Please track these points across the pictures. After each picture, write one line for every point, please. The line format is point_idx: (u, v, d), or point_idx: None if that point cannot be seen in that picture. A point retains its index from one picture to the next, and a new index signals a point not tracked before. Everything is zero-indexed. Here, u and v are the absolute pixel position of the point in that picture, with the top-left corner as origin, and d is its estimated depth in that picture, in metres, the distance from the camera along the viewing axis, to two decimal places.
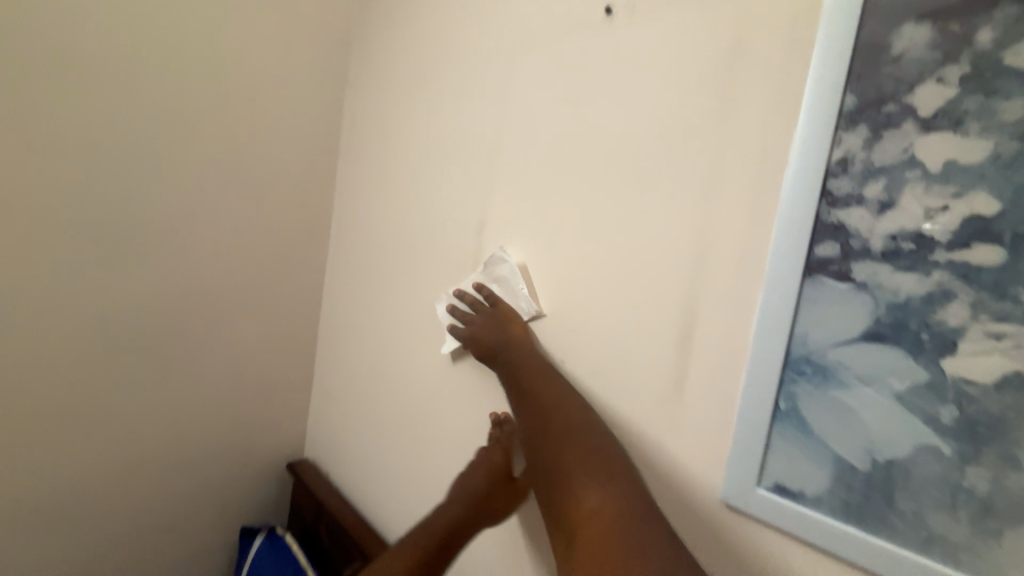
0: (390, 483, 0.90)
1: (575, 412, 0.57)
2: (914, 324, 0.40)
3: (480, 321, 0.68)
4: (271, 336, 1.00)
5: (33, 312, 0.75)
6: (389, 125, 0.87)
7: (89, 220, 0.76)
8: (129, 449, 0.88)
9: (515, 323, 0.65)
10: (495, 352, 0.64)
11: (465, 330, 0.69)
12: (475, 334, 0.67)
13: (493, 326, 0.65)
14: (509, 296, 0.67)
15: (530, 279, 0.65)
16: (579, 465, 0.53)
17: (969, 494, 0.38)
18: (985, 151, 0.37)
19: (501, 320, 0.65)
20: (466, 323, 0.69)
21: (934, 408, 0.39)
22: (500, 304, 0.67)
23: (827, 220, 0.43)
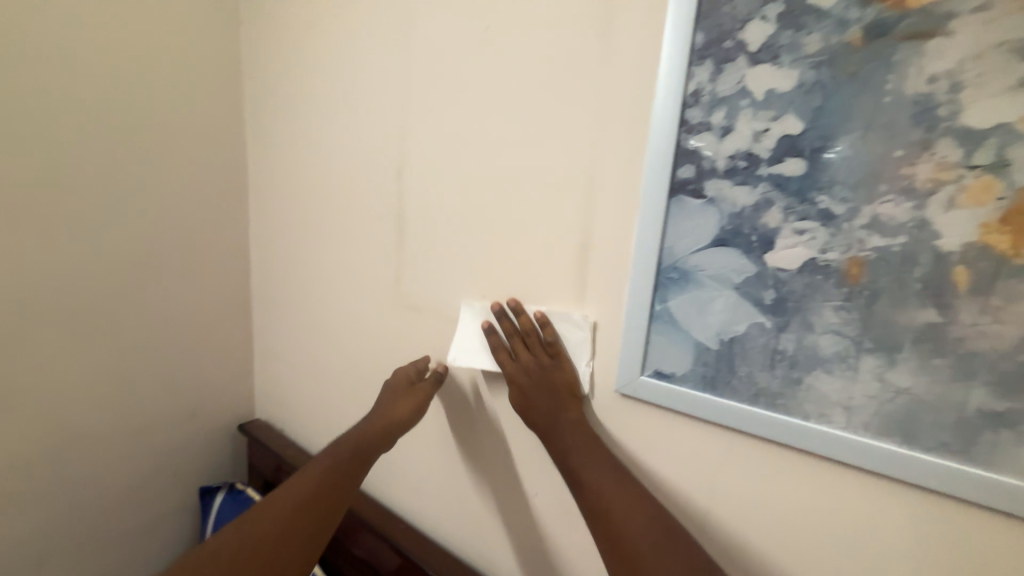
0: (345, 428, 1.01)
1: (597, 455, 0.59)
2: (747, 228, 0.49)
3: (528, 353, 0.64)
4: (205, 306, 1.06)
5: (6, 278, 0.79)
6: (295, 106, 0.92)
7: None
8: (128, 404, 0.99)
9: (570, 367, 0.64)
10: (530, 395, 0.63)
11: (510, 364, 0.65)
12: (516, 379, 0.64)
13: (539, 377, 0.63)
14: (573, 359, 0.64)
15: (593, 360, 0.63)
16: (635, 507, 0.54)
17: (782, 355, 0.49)
18: (793, 80, 0.45)
19: (558, 381, 0.63)
20: (513, 354, 0.66)
21: (760, 293, 0.49)
22: (561, 352, 0.64)
23: (685, 146, 0.51)
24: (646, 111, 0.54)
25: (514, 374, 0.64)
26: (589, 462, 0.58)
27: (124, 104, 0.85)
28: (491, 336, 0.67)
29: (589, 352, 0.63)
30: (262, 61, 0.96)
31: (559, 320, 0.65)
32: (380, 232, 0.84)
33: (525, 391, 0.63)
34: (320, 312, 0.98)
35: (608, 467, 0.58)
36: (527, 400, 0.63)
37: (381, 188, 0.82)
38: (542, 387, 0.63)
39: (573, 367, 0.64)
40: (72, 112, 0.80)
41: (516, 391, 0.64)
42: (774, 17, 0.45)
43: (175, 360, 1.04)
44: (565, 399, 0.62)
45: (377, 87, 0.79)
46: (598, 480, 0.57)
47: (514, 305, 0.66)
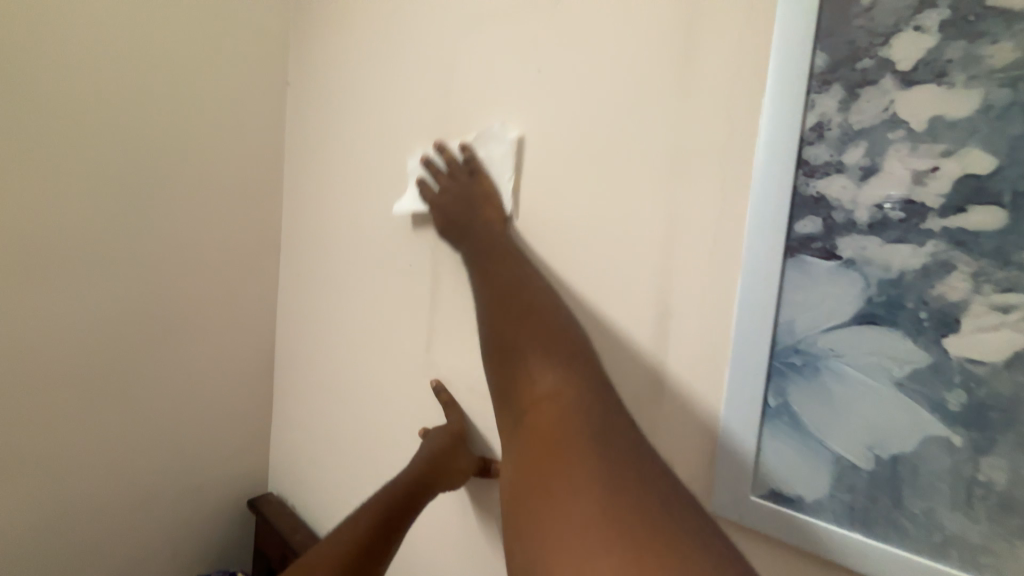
0: None
1: (501, 278, 0.56)
2: (910, 300, 0.35)
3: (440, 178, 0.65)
4: (226, 366, 0.97)
5: (26, 337, 0.75)
6: (334, 154, 0.87)
7: (30, 244, 0.73)
8: (133, 476, 0.90)
9: (490, 185, 0.62)
10: (453, 229, 0.62)
11: (433, 193, 0.66)
12: (437, 203, 0.64)
13: (458, 206, 0.62)
14: (493, 173, 0.62)
15: (514, 171, 0.60)
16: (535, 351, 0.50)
17: (985, 490, 0.33)
18: (973, 103, 0.33)
19: (475, 194, 0.62)
20: (439, 186, 0.65)
21: (939, 394, 0.35)
22: (480, 168, 0.62)
23: (806, 193, 0.39)
24: (748, 151, 0.43)
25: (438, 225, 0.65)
26: (485, 270, 0.58)
27: (157, 158, 0.83)
28: (426, 189, 0.67)
29: (512, 168, 0.60)
30: (302, 116, 0.94)
31: (483, 142, 0.62)
32: (414, 289, 0.74)
33: (451, 224, 0.63)
34: (342, 375, 0.88)
35: (505, 265, 0.57)
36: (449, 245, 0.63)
37: (416, 241, 0.74)
38: (459, 235, 0.62)
39: (495, 186, 0.61)
40: (103, 168, 0.78)
41: (439, 219, 0.64)
42: (935, 28, 0.34)
43: (185, 427, 0.94)
44: (473, 230, 0.61)
45: (417, 136, 0.73)
46: (494, 288, 0.56)
47: (438, 143, 0.65)
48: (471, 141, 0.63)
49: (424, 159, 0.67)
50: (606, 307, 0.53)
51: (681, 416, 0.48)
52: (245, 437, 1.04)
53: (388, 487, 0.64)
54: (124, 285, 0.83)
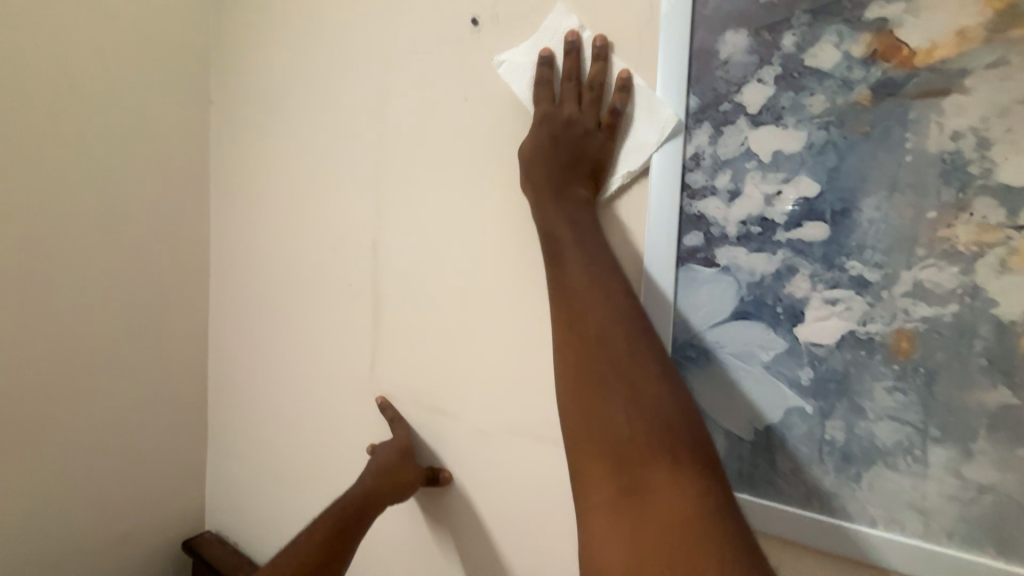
0: None
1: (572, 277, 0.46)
2: (770, 298, 0.43)
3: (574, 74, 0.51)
4: (153, 400, 0.91)
5: None
6: (266, 174, 0.86)
7: None
8: (46, 530, 0.81)
9: (610, 156, 0.50)
10: (559, 141, 0.49)
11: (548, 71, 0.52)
12: (545, 117, 0.50)
13: (572, 126, 0.49)
14: (621, 151, 0.50)
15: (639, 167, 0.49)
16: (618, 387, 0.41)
17: (831, 446, 0.41)
18: (801, 140, 0.42)
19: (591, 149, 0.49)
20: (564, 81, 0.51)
21: (795, 372, 0.43)
22: (614, 127, 0.49)
23: (690, 211, 0.47)
24: (644, 176, 0.50)
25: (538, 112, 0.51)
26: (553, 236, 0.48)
27: (57, 184, 0.76)
28: (545, 67, 0.52)
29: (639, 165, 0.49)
30: (229, 138, 0.92)
31: (642, 98, 0.49)
32: (356, 306, 0.75)
33: (551, 142, 0.49)
34: (285, 401, 0.86)
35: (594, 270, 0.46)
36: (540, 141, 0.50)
37: (356, 259, 0.75)
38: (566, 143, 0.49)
39: (613, 159, 0.50)
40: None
41: (540, 123, 0.50)
42: (772, 80, 0.43)
43: (107, 470, 0.87)
44: (574, 173, 0.49)
45: (352, 161, 0.75)
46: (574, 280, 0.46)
47: (601, 45, 0.50)
48: (635, 85, 0.49)
49: (569, 35, 0.52)
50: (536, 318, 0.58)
51: None
52: (177, 476, 0.97)
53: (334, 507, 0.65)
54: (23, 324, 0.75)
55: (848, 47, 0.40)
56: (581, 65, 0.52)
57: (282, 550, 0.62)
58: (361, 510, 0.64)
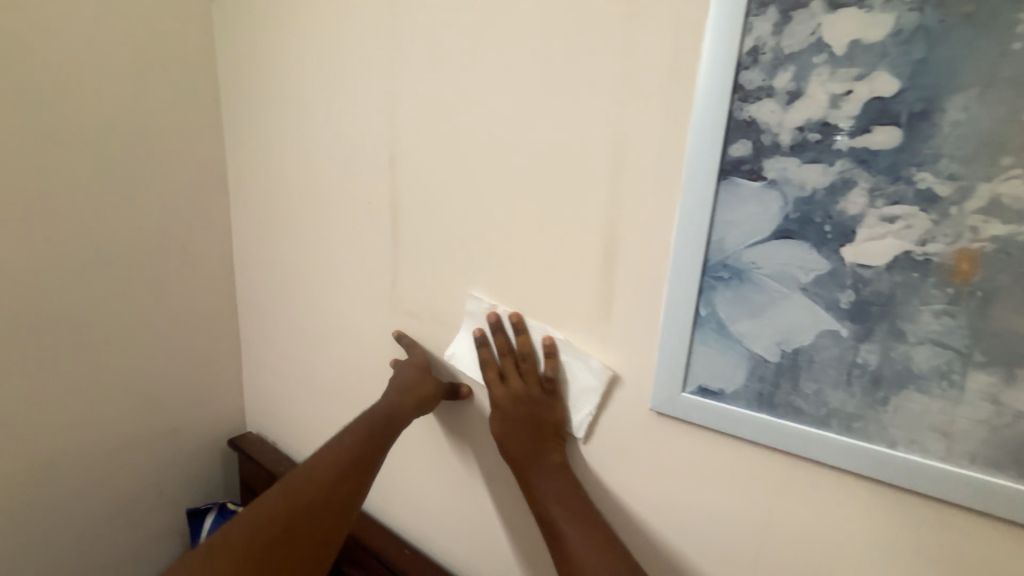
0: None
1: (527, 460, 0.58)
2: (819, 216, 0.40)
3: (519, 396, 0.59)
4: (188, 313, 0.96)
5: None
6: (276, 83, 0.81)
7: None
8: (109, 423, 0.90)
9: (564, 410, 0.59)
10: (518, 414, 0.58)
11: (501, 396, 0.60)
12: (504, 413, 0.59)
13: (527, 409, 0.58)
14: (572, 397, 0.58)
15: (595, 408, 0.57)
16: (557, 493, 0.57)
17: (862, 370, 0.40)
18: (886, 26, 0.35)
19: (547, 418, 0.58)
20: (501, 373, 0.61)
21: (834, 295, 0.41)
22: (560, 389, 0.59)
23: (739, 117, 0.42)
24: (689, 76, 0.44)
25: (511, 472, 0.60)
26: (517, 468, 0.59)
27: (58, 89, 0.72)
28: (483, 349, 0.62)
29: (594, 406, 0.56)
30: (234, 44, 0.86)
31: (574, 355, 0.57)
32: (374, 226, 0.74)
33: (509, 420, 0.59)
34: (309, 319, 0.90)
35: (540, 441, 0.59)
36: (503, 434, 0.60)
37: (372, 177, 0.72)
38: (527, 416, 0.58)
39: (568, 411, 0.59)
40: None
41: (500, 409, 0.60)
42: None
43: (154, 374, 0.94)
44: (545, 443, 0.58)
45: (363, 67, 0.69)
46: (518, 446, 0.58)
47: (517, 323, 0.60)
48: (559, 343, 0.58)
49: (491, 315, 0.61)
50: (557, 238, 0.56)
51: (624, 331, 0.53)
52: (216, 383, 1.05)
53: (364, 417, 0.68)
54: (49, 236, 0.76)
55: None
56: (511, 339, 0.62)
57: (315, 454, 0.65)
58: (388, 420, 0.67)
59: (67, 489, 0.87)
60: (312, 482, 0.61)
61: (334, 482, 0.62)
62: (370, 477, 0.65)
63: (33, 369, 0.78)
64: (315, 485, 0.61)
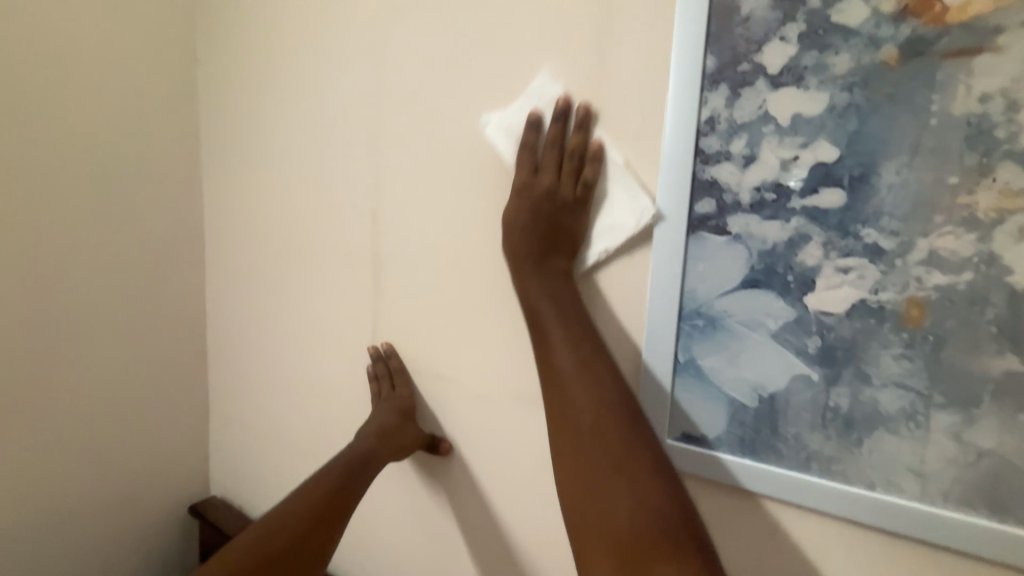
0: None
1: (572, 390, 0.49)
2: (781, 267, 0.43)
3: (540, 219, 0.51)
4: (153, 369, 0.91)
5: None
6: (257, 138, 0.83)
7: None
8: (54, 493, 0.83)
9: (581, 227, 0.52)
10: (539, 212, 0.51)
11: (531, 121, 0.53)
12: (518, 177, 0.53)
13: (552, 206, 0.51)
14: (591, 224, 0.52)
15: (610, 249, 0.51)
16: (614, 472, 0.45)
17: (835, 413, 0.42)
18: (822, 103, 0.40)
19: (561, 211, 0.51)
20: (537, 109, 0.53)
21: (802, 341, 0.43)
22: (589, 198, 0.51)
23: (702, 178, 0.46)
24: (654, 142, 0.48)
25: (556, 440, 0.49)
26: (572, 451, 0.47)
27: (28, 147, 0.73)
28: (530, 131, 0.53)
29: (618, 241, 0.50)
30: (217, 99, 0.88)
31: (626, 190, 0.50)
32: (353, 276, 0.74)
33: (531, 212, 0.51)
34: (284, 369, 0.86)
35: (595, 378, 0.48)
36: (546, 369, 0.51)
37: (354, 228, 0.73)
38: (552, 215, 0.51)
39: (587, 239, 0.52)
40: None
41: (518, 195, 0.52)
42: (795, 38, 0.41)
43: (108, 437, 0.88)
44: (552, 250, 0.52)
45: (347, 124, 0.72)
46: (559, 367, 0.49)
47: (563, 104, 0.51)
48: (607, 147, 0.51)
49: (564, 99, 0.51)
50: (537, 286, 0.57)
51: None
52: (178, 444, 0.98)
53: (338, 457, 0.66)
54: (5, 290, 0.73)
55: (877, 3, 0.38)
56: (565, 131, 0.52)
57: (282, 504, 0.61)
58: (363, 461, 0.65)
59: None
60: (282, 531, 0.59)
61: (299, 536, 0.59)
62: (341, 526, 0.63)
63: None
64: (284, 533, 0.59)
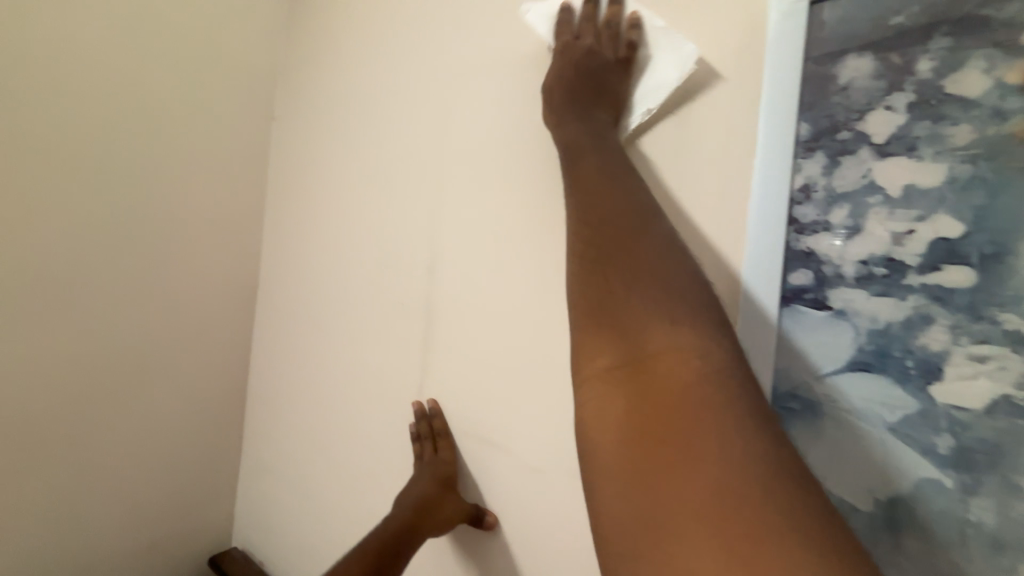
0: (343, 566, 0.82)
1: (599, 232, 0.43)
2: (897, 349, 0.38)
3: (569, 124, 0.50)
4: (195, 408, 0.91)
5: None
6: (323, 185, 0.86)
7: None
8: (84, 532, 0.81)
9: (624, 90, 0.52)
10: (584, 72, 0.51)
11: (563, 50, 0.53)
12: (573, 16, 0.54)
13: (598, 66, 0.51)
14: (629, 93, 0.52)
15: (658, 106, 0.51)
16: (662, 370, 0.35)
17: (978, 531, 0.35)
18: (939, 174, 0.37)
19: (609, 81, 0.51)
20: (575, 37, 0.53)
21: (928, 438, 0.37)
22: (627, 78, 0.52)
23: (797, 247, 0.43)
24: (740, 207, 0.46)
25: (571, 202, 0.46)
26: (622, 248, 0.41)
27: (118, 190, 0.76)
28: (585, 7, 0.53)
29: (662, 101, 0.50)
30: (290, 147, 0.91)
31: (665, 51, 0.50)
32: (406, 325, 0.73)
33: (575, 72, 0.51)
34: (324, 417, 0.84)
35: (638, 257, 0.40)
36: (591, 248, 0.42)
37: (410, 276, 0.73)
38: (590, 70, 0.51)
39: (631, 93, 0.52)
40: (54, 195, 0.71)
41: (562, 56, 0.53)
42: (903, 108, 0.39)
43: (144, 476, 0.86)
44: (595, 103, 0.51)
45: (413, 176, 0.73)
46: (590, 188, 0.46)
47: None
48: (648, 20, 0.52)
49: None
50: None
51: None
52: (208, 487, 0.95)
53: (377, 528, 0.63)
54: (73, 326, 0.75)
55: (1000, 74, 0.35)
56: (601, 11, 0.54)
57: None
58: (403, 534, 0.62)
59: None
60: None
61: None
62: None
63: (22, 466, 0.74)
64: None
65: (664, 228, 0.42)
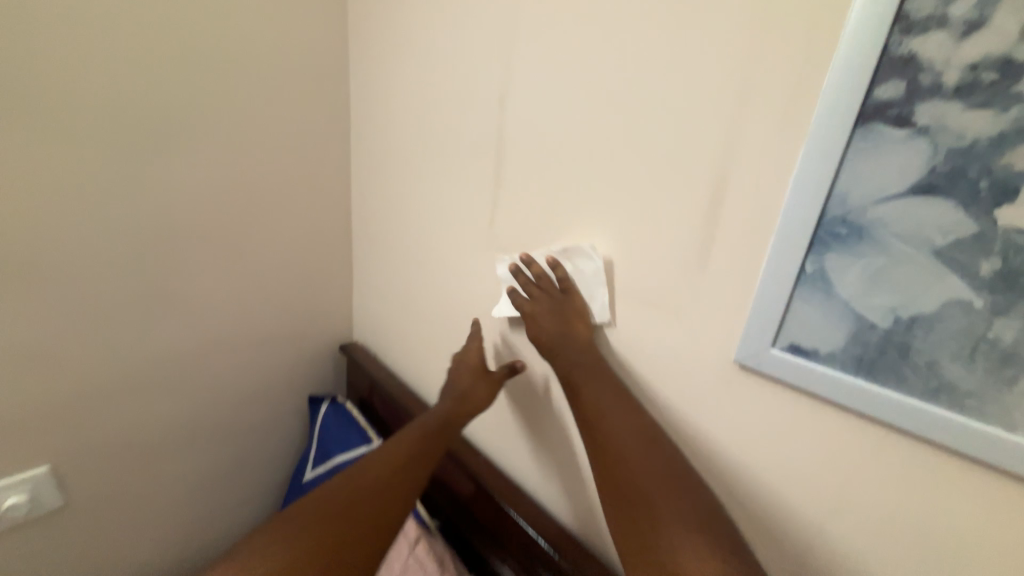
0: (431, 359, 1.06)
1: (625, 488, 0.54)
2: (974, 170, 0.36)
3: (565, 359, 0.63)
4: (311, 234, 1.12)
5: (165, 197, 0.87)
6: (396, 25, 0.88)
7: (156, 111, 0.81)
8: (250, 321, 1.09)
9: (581, 303, 0.65)
10: (558, 350, 0.64)
11: (529, 310, 0.66)
12: (534, 313, 0.66)
13: (568, 363, 0.63)
14: (583, 288, 0.66)
15: (608, 281, 0.64)
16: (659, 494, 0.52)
17: (990, 345, 0.37)
18: None
19: (571, 310, 0.65)
20: (528, 296, 0.67)
21: (973, 261, 0.37)
22: (572, 288, 0.65)
23: (895, 53, 0.38)
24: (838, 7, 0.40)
25: (601, 421, 0.59)
26: (647, 465, 0.54)
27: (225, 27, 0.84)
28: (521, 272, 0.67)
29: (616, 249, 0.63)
30: None
31: (570, 258, 0.67)
32: (475, 166, 0.80)
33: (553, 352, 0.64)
34: (410, 246, 1.00)
35: (645, 442, 0.56)
36: (617, 448, 0.56)
37: (478, 117, 0.77)
38: (561, 322, 0.64)
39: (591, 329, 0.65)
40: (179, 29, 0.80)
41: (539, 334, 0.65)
42: None
43: (282, 283, 1.11)
44: (575, 340, 0.64)
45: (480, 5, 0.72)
46: (623, 486, 0.54)
47: (525, 257, 0.67)
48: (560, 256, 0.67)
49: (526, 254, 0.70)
50: (654, 187, 0.56)
51: (716, 283, 0.53)
52: (330, 297, 1.23)
53: (421, 421, 0.76)
54: (214, 156, 0.90)
55: None
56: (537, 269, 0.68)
57: (352, 468, 0.68)
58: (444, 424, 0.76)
59: (219, 365, 1.09)
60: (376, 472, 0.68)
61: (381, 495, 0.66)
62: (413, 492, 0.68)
63: (200, 268, 0.96)
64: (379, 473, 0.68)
65: (670, 445, 0.57)
